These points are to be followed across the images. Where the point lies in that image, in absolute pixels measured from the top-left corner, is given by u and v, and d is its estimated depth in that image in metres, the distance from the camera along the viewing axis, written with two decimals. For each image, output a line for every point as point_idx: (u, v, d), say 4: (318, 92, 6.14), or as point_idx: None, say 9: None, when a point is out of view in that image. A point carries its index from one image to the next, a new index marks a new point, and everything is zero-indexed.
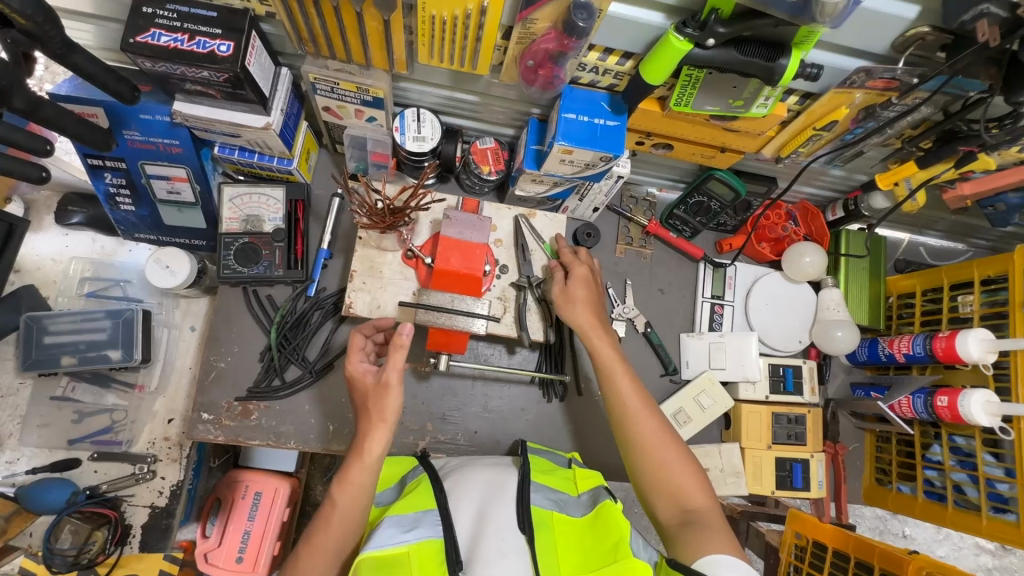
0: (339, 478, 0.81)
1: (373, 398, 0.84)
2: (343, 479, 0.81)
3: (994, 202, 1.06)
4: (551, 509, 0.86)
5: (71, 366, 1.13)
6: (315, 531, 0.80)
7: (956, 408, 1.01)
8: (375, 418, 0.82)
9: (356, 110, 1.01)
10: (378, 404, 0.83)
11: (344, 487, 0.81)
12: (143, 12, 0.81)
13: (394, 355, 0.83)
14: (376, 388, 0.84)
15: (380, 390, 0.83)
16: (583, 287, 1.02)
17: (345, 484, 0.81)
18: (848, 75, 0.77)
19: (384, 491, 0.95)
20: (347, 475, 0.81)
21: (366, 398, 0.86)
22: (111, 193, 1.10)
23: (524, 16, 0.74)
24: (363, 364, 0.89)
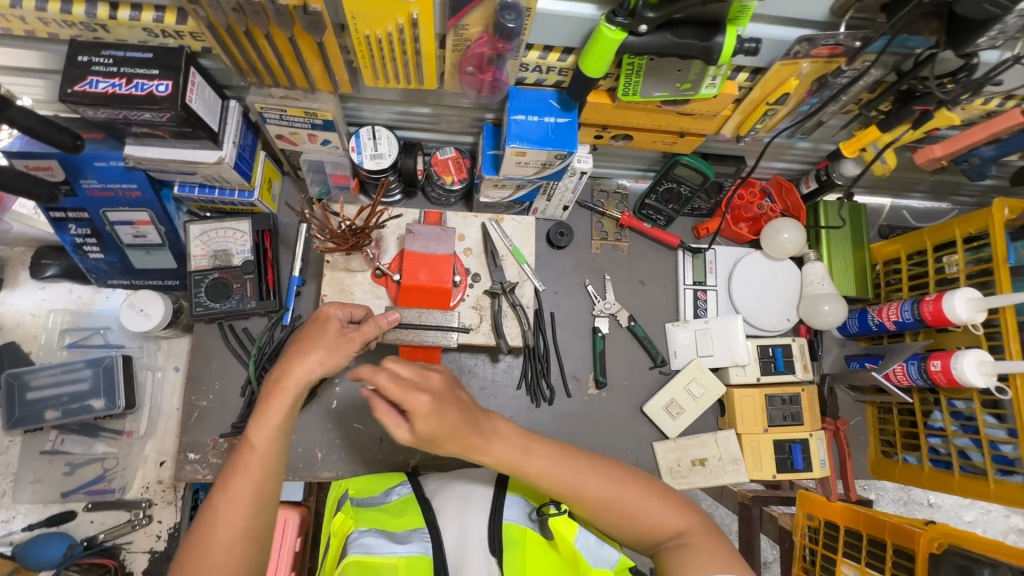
0: (259, 413, 0.76)
1: (320, 339, 0.80)
2: (262, 413, 0.76)
3: (968, 158, 1.02)
4: (524, 525, 0.81)
5: (55, 420, 1.13)
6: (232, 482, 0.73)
7: (950, 371, 0.98)
8: (314, 356, 0.79)
9: (309, 135, 1.00)
10: (322, 344, 0.80)
11: (263, 424, 0.75)
12: (79, 61, 0.80)
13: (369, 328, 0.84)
14: (334, 336, 0.81)
15: (338, 338, 0.81)
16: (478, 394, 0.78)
17: (265, 415, 0.76)
18: (790, 47, 0.75)
19: (366, 496, 0.92)
20: (268, 410, 0.76)
21: (311, 336, 0.82)
22: (78, 243, 1.10)
23: (454, 22, 0.73)
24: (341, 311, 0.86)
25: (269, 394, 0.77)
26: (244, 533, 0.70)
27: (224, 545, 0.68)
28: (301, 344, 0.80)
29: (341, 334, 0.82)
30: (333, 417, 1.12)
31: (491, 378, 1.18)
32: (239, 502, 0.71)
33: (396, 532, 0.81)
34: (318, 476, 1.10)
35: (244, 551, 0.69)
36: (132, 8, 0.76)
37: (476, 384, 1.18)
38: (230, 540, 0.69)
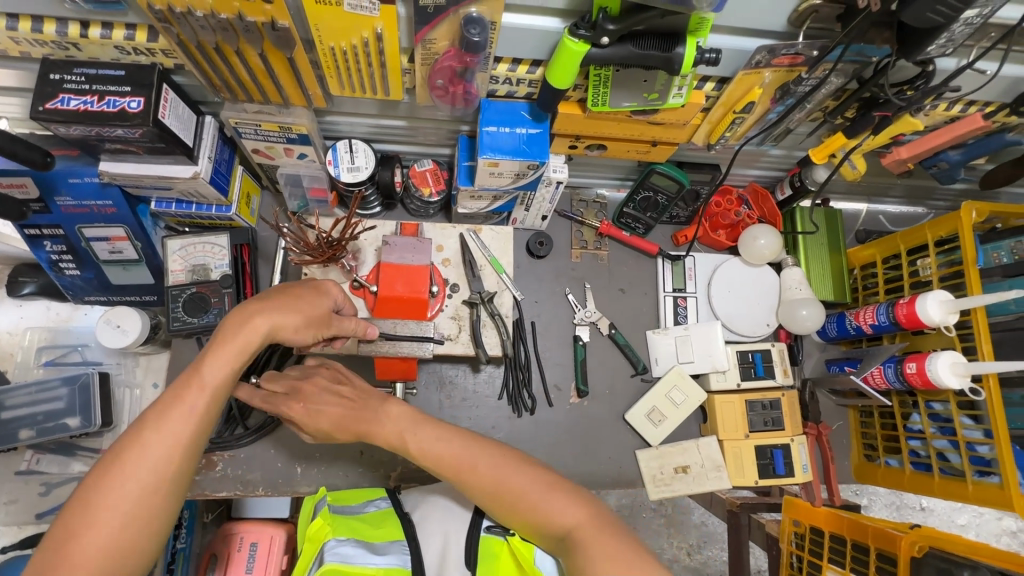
0: (209, 355, 0.73)
1: (300, 307, 0.80)
2: (212, 356, 0.72)
3: (936, 163, 1.04)
4: (502, 540, 0.80)
5: (30, 439, 1.12)
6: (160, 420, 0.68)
7: (925, 373, 0.99)
8: (279, 326, 0.77)
9: (285, 149, 1.01)
10: (299, 316, 0.79)
11: (216, 363, 0.72)
12: (51, 79, 0.81)
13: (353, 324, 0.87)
14: (319, 314, 0.82)
15: (320, 321, 0.82)
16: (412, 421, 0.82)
17: (221, 357, 0.72)
18: (751, 56, 0.76)
19: (344, 505, 0.91)
20: (219, 352, 0.72)
21: (290, 292, 0.81)
22: (54, 259, 1.10)
23: (421, 37, 0.75)
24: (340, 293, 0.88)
25: (221, 336, 0.74)
26: (166, 475, 0.66)
27: (141, 480, 0.64)
28: (276, 303, 0.78)
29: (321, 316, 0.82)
30: None
31: (472, 389, 1.18)
32: (172, 441, 0.67)
33: (376, 544, 0.80)
34: (297, 492, 1.08)
35: (155, 490, 0.65)
36: (102, 26, 0.77)
37: (457, 395, 1.17)
38: (150, 475, 0.65)
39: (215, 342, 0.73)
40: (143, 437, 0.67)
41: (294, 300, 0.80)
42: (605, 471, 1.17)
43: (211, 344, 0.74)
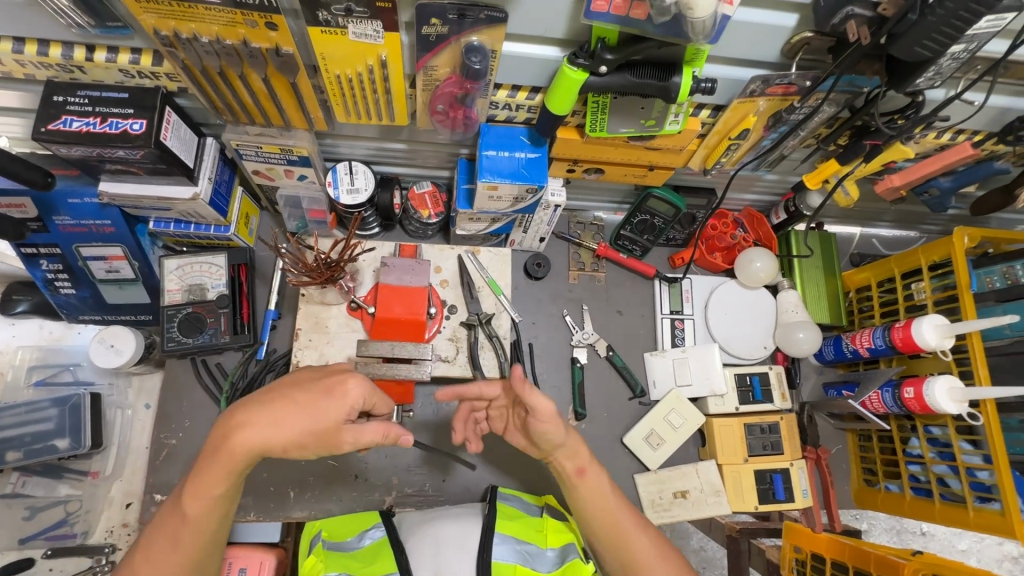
0: (201, 472, 0.70)
1: (302, 431, 0.69)
2: (201, 479, 0.70)
3: (928, 189, 1.06)
4: (514, 562, 0.82)
5: (17, 461, 1.09)
6: (177, 518, 0.73)
7: (923, 398, 0.99)
8: (282, 445, 0.69)
9: (285, 170, 1.02)
10: (302, 441, 0.69)
11: (201, 493, 0.71)
12: (54, 101, 0.81)
13: (371, 437, 0.72)
14: (326, 431, 0.70)
15: (320, 441, 0.70)
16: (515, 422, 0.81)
17: (202, 489, 0.71)
18: (746, 85, 0.78)
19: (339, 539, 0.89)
20: (209, 479, 0.70)
21: (311, 393, 0.71)
22: (50, 278, 1.09)
23: (424, 63, 0.76)
24: (354, 393, 0.72)
25: (210, 455, 0.71)
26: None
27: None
28: (272, 415, 0.69)
29: (328, 435, 0.70)
30: None
31: None
32: (173, 559, 0.72)
33: None
34: (289, 517, 1.06)
35: None
36: (108, 50, 0.78)
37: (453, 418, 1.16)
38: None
39: (206, 459, 0.70)
40: (171, 528, 0.73)
41: (299, 408, 0.70)
42: None
43: (203, 462, 0.71)
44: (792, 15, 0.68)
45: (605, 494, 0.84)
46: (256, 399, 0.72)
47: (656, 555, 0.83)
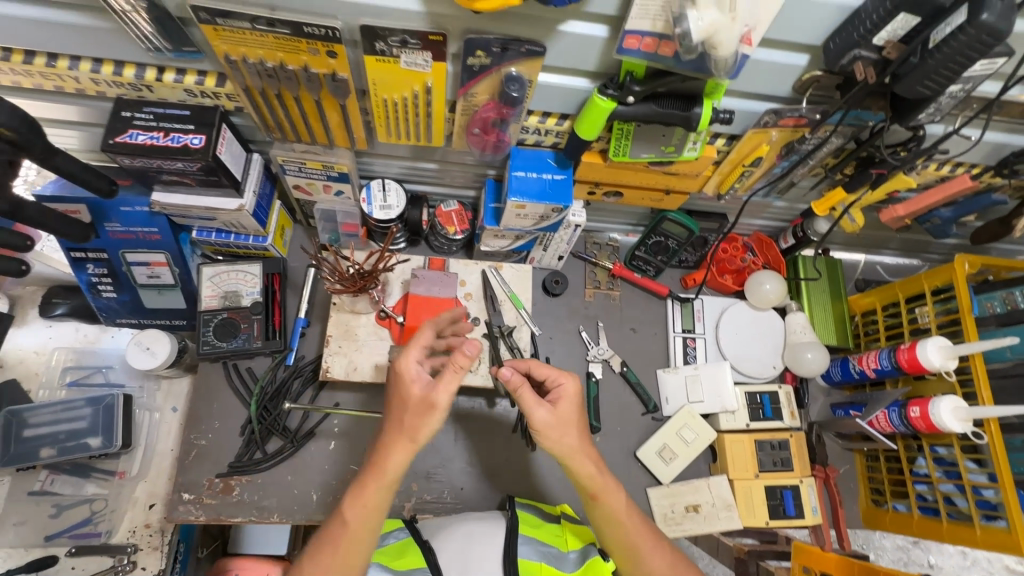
0: (357, 491, 0.78)
1: (408, 414, 0.76)
2: (360, 492, 0.78)
3: (929, 218, 1.12)
4: (539, 561, 0.86)
5: (50, 458, 1.13)
6: (336, 528, 0.78)
7: (928, 417, 1.03)
8: (406, 435, 0.76)
9: (324, 186, 1.08)
10: (413, 419, 0.76)
11: (357, 501, 0.77)
12: (122, 116, 0.89)
13: (450, 378, 0.75)
14: (418, 403, 0.76)
15: (428, 408, 0.75)
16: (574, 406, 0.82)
17: (362, 499, 0.77)
18: (760, 117, 0.85)
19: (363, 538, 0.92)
20: (365, 490, 0.77)
21: (399, 396, 0.79)
22: (93, 282, 1.15)
23: (465, 90, 0.83)
24: (416, 368, 0.79)
25: (369, 471, 0.78)
26: None
27: None
28: (393, 427, 0.78)
29: (424, 401, 0.76)
30: (330, 458, 1.13)
31: (488, 421, 1.20)
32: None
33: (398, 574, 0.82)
34: (312, 520, 1.09)
35: None
36: (177, 72, 0.86)
37: (473, 427, 1.19)
38: None
39: (364, 476, 0.79)
40: (333, 537, 0.77)
41: (398, 408, 0.78)
42: None
43: (361, 481, 0.79)
44: (803, 56, 0.75)
45: (615, 516, 0.83)
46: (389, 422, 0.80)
47: (667, 571, 0.84)
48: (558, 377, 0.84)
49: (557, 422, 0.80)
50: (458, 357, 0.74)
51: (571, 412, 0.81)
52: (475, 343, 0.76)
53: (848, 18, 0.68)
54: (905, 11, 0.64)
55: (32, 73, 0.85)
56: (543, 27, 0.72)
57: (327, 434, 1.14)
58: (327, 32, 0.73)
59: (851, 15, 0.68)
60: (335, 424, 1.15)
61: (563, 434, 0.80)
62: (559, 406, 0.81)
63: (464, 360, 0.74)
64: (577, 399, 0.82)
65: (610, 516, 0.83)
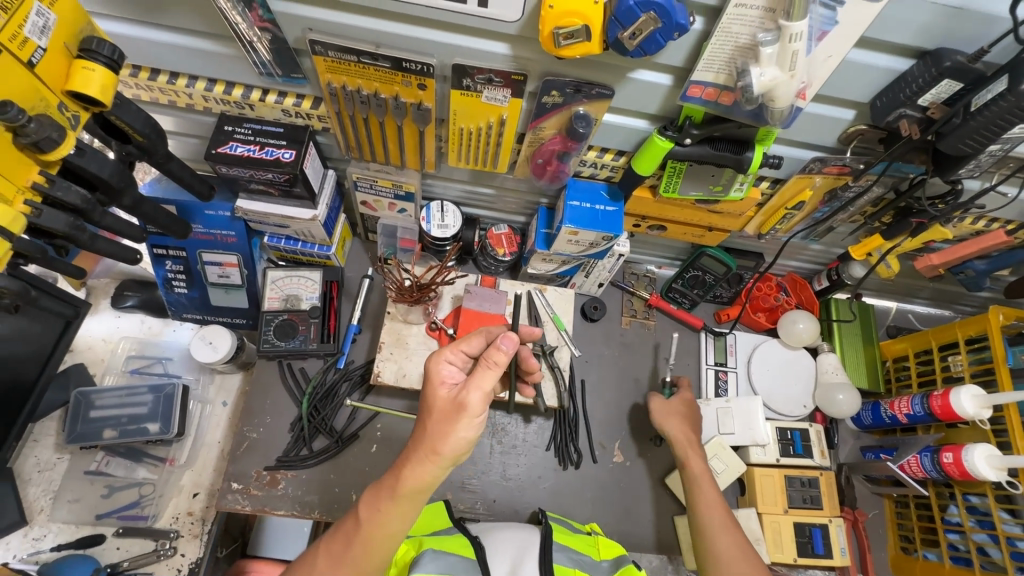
0: (375, 494, 0.79)
1: (435, 420, 0.76)
2: (377, 497, 0.78)
3: (963, 270, 1.16)
4: (573, 567, 0.90)
5: (111, 439, 1.20)
6: (352, 525, 0.79)
7: (962, 463, 1.04)
8: (430, 444, 0.75)
9: (390, 203, 1.17)
10: (438, 424, 0.76)
11: (375, 502, 0.78)
12: (225, 130, 0.99)
13: (484, 374, 0.75)
14: (446, 408, 0.76)
15: (456, 411, 0.75)
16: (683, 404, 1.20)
17: (377, 502, 0.78)
18: (806, 163, 0.93)
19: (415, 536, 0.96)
20: (383, 496, 0.78)
21: (427, 403, 0.79)
22: (169, 277, 1.24)
23: (535, 124, 0.92)
24: (445, 370, 0.82)
25: (387, 479, 0.79)
26: None
27: None
28: (416, 438, 0.78)
29: (454, 404, 0.76)
30: (371, 460, 1.17)
31: (523, 437, 1.24)
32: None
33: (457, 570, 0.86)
34: None
35: None
36: (278, 94, 0.96)
37: (508, 442, 1.23)
38: None
39: (382, 483, 0.79)
40: (348, 535, 0.79)
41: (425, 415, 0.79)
42: (642, 533, 1.20)
43: (379, 484, 0.80)
44: (850, 111, 0.82)
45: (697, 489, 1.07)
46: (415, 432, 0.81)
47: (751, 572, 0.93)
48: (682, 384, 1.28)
49: (667, 412, 1.19)
50: (492, 353, 0.75)
51: (680, 408, 1.20)
52: (513, 339, 0.76)
53: (895, 80, 0.75)
54: (949, 79, 0.70)
55: (153, 88, 0.96)
56: (616, 73, 0.81)
57: (370, 437, 1.19)
58: (423, 68, 0.82)
59: (898, 78, 0.75)
60: (378, 428, 1.20)
61: (670, 422, 1.18)
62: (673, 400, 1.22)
63: (500, 356, 0.75)
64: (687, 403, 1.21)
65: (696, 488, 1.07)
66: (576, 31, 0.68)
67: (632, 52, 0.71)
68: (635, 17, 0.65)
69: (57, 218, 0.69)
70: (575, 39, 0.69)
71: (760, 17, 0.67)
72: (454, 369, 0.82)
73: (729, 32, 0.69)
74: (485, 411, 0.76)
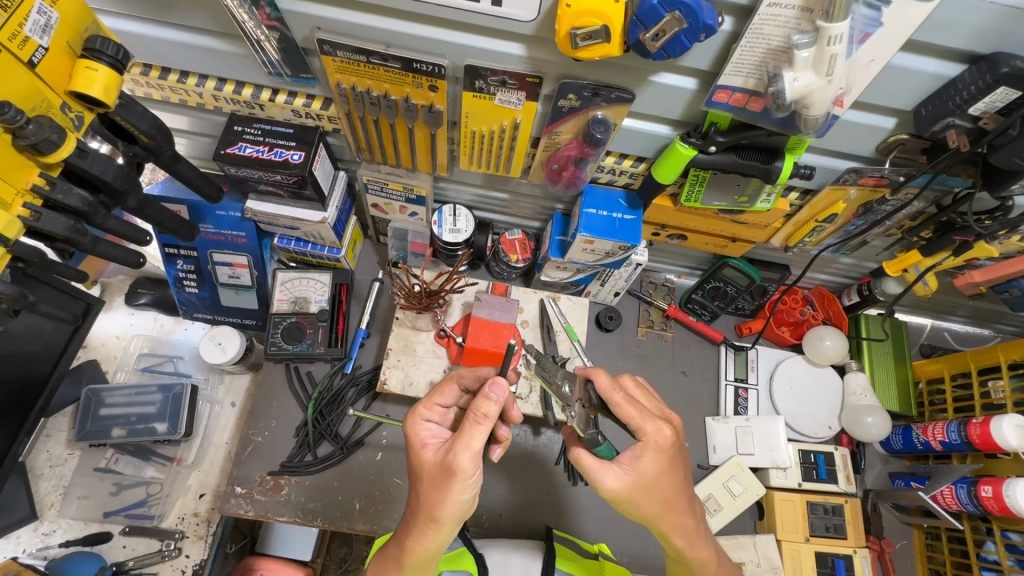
0: (381, 564, 0.80)
1: (427, 488, 0.73)
2: (384, 565, 0.79)
3: (1009, 289, 1.06)
4: None
5: (119, 437, 1.20)
6: None
7: (1002, 498, 0.97)
8: (426, 512, 0.73)
9: (401, 207, 1.15)
10: (431, 491, 0.73)
11: (383, 565, 0.79)
12: (234, 130, 0.97)
13: (473, 430, 0.70)
14: (437, 472, 0.73)
15: (446, 475, 0.71)
16: (656, 463, 0.72)
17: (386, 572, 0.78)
18: (840, 174, 0.87)
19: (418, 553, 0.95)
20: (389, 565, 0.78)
21: (417, 470, 0.76)
22: (180, 276, 1.24)
23: (551, 129, 0.88)
24: (425, 430, 0.78)
25: (393, 548, 0.79)
26: None
27: None
28: (413, 508, 0.76)
29: (443, 468, 0.72)
30: (376, 468, 1.14)
31: (530, 450, 1.20)
32: None
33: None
34: (352, 529, 1.10)
35: None
36: (289, 94, 0.94)
37: (515, 455, 1.20)
38: None
39: (389, 551, 0.79)
40: None
41: (416, 481, 0.76)
42: (654, 554, 1.15)
43: (386, 553, 0.80)
44: (891, 119, 0.76)
45: (704, 564, 0.81)
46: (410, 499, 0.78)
47: None
48: (642, 424, 0.73)
49: (642, 484, 0.73)
50: (480, 407, 0.69)
51: (651, 472, 0.73)
52: (501, 385, 0.70)
53: (943, 87, 0.69)
54: (1006, 85, 0.64)
55: (163, 87, 0.95)
56: (636, 77, 0.76)
57: (375, 444, 1.16)
58: (434, 69, 0.79)
59: (946, 84, 0.69)
60: (383, 436, 1.17)
61: (647, 495, 0.73)
62: (637, 464, 0.73)
63: (489, 408, 0.69)
64: (661, 452, 0.73)
65: (697, 568, 0.82)
66: (594, 32, 0.64)
67: (654, 54, 0.66)
68: (659, 17, 0.61)
69: (58, 221, 0.68)
70: (594, 40, 0.65)
71: (796, 17, 0.62)
72: (435, 426, 0.79)
73: (761, 33, 0.64)
74: (479, 468, 0.72)
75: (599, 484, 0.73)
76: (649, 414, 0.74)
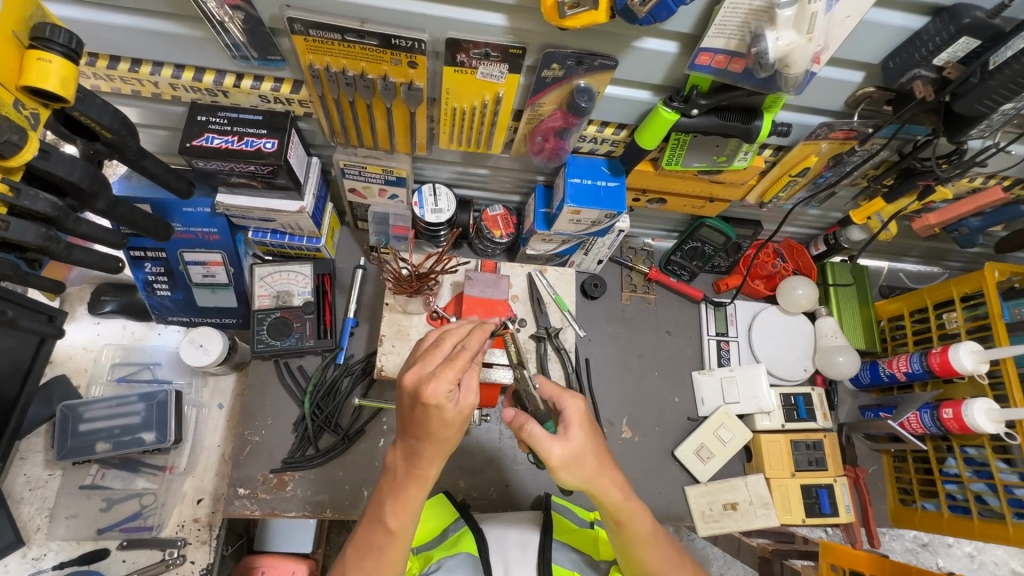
0: (394, 498, 0.75)
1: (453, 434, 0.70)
2: (399, 502, 0.75)
3: (959, 228, 1.15)
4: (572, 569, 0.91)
5: (104, 451, 1.15)
6: (377, 533, 0.76)
7: (962, 418, 1.07)
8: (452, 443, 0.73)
9: (380, 189, 1.12)
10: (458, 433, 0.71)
11: (398, 509, 0.75)
12: (198, 120, 0.91)
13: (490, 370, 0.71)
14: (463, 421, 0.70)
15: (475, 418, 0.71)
16: (582, 428, 0.78)
17: (403, 506, 0.75)
18: (813, 129, 0.90)
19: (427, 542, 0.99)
20: (405, 498, 0.75)
21: (436, 426, 0.69)
22: (149, 280, 1.18)
23: (534, 100, 0.87)
24: (450, 397, 0.68)
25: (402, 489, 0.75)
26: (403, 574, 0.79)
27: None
28: (433, 445, 0.71)
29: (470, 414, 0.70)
30: (379, 454, 1.15)
31: None
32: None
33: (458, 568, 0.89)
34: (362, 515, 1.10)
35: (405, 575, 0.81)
36: (255, 78, 0.89)
37: None
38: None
39: (398, 483, 0.75)
40: (376, 542, 0.76)
41: (438, 431, 0.70)
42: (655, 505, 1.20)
43: (393, 489, 0.75)
44: (860, 73, 0.80)
45: (642, 540, 0.82)
46: (421, 447, 0.71)
47: None
48: (561, 399, 0.82)
49: (574, 455, 0.76)
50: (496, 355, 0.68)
51: (580, 437, 0.77)
52: None
53: (908, 39, 0.73)
54: (967, 36, 0.68)
55: (114, 78, 0.88)
56: (619, 42, 0.76)
57: (376, 431, 1.16)
58: (414, 44, 0.76)
59: (912, 36, 0.72)
60: (384, 422, 1.17)
61: (581, 464, 0.76)
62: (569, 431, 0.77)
63: None
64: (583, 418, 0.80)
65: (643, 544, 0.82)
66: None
67: (641, 20, 0.66)
68: None
69: (27, 229, 0.62)
70: (580, 7, 0.65)
71: None
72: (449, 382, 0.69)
73: None
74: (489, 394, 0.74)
75: (546, 453, 0.75)
76: (567, 391, 0.83)
